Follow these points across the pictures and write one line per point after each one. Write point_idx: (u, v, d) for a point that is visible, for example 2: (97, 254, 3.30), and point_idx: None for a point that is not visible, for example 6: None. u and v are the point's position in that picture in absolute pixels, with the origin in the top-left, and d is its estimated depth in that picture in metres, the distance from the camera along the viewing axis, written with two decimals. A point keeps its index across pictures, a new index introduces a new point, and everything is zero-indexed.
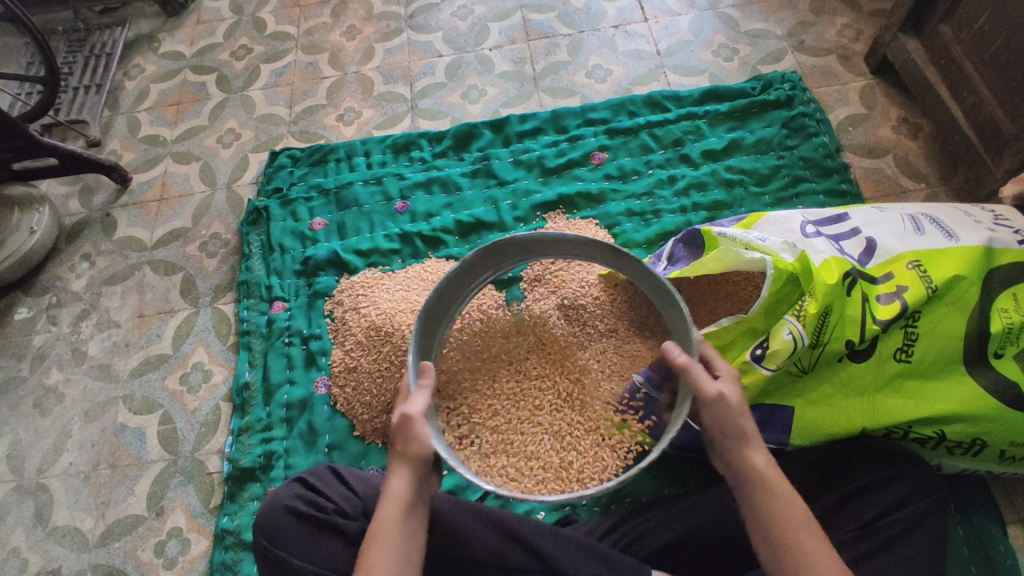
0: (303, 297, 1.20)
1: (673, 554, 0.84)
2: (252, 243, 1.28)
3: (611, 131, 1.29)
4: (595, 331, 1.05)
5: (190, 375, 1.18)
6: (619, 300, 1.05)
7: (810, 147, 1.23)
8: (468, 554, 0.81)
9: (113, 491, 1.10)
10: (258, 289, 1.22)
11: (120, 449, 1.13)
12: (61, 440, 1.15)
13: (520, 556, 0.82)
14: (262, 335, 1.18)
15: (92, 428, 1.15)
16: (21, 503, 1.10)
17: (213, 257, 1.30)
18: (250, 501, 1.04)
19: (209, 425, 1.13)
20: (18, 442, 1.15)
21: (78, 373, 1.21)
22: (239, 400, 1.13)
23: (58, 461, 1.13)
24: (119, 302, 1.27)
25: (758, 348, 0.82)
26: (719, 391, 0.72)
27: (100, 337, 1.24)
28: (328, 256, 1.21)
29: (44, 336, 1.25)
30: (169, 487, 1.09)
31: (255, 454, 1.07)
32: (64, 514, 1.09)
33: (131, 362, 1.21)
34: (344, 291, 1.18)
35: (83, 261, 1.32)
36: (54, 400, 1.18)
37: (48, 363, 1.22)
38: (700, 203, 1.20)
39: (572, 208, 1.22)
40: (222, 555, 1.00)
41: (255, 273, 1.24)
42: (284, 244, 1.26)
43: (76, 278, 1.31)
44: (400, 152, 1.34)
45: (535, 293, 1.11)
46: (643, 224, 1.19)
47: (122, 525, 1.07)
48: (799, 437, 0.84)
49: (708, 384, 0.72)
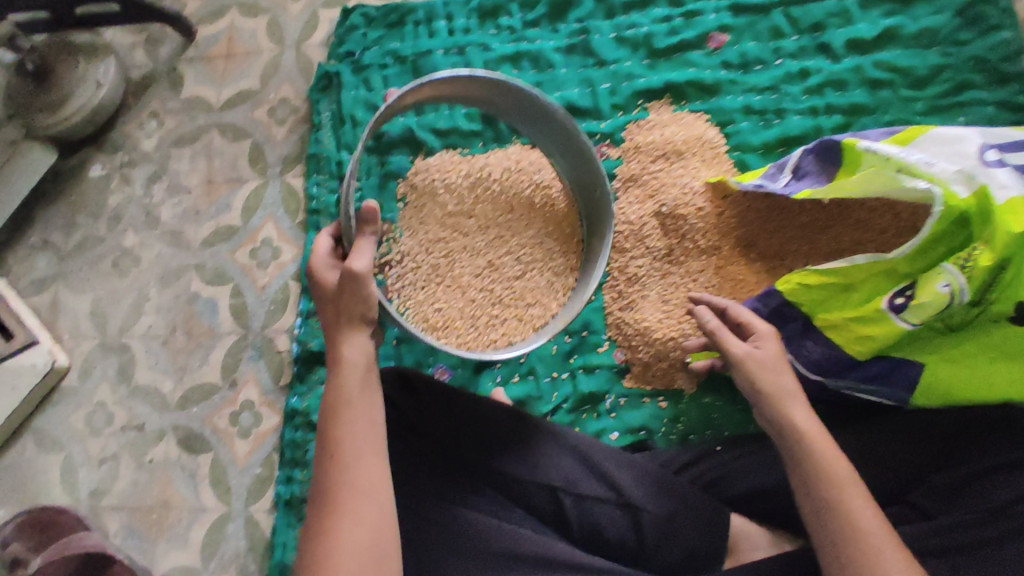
0: (374, 177, 1.12)
1: (754, 503, 0.84)
2: (322, 114, 1.18)
3: (737, 7, 1.08)
4: (694, 246, 0.96)
5: (259, 251, 1.15)
6: (726, 215, 0.95)
7: (986, 45, 1.01)
8: (526, 466, 0.83)
9: (190, 357, 1.12)
10: (328, 165, 1.15)
11: (194, 317, 1.14)
12: (138, 302, 1.16)
13: (593, 484, 0.81)
14: (331, 215, 1.13)
15: (167, 294, 1.16)
16: (105, 360, 1.14)
17: (282, 126, 1.21)
18: (319, 384, 1.05)
19: (278, 304, 1.12)
20: (99, 300, 1.17)
21: (152, 237, 1.19)
22: (308, 281, 1.10)
23: (137, 323, 1.15)
24: (188, 166, 1.22)
25: (900, 296, 0.74)
26: (745, 353, 0.77)
27: (171, 203, 1.20)
28: (402, 133, 1.12)
29: (118, 197, 1.22)
30: (241, 361, 1.10)
31: (323, 339, 1.06)
32: (145, 374, 1.12)
33: (201, 232, 1.18)
34: (418, 173, 1.09)
35: (152, 120, 1.26)
36: (131, 262, 1.18)
37: (123, 225, 1.20)
38: (835, 105, 1.02)
39: (680, 98, 1.06)
40: (293, 432, 1.04)
41: (325, 146, 1.16)
42: (356, 116, 1.16)
43: (146, 137, 1.25)
44: (486, 17, 1.17)
45: (630, 196, 1.01)
46: (763, 125, 1.03)
47: (199, 392, 1.10)
48: (923, 397, 0.78)
49: (735, 346, 0.78)
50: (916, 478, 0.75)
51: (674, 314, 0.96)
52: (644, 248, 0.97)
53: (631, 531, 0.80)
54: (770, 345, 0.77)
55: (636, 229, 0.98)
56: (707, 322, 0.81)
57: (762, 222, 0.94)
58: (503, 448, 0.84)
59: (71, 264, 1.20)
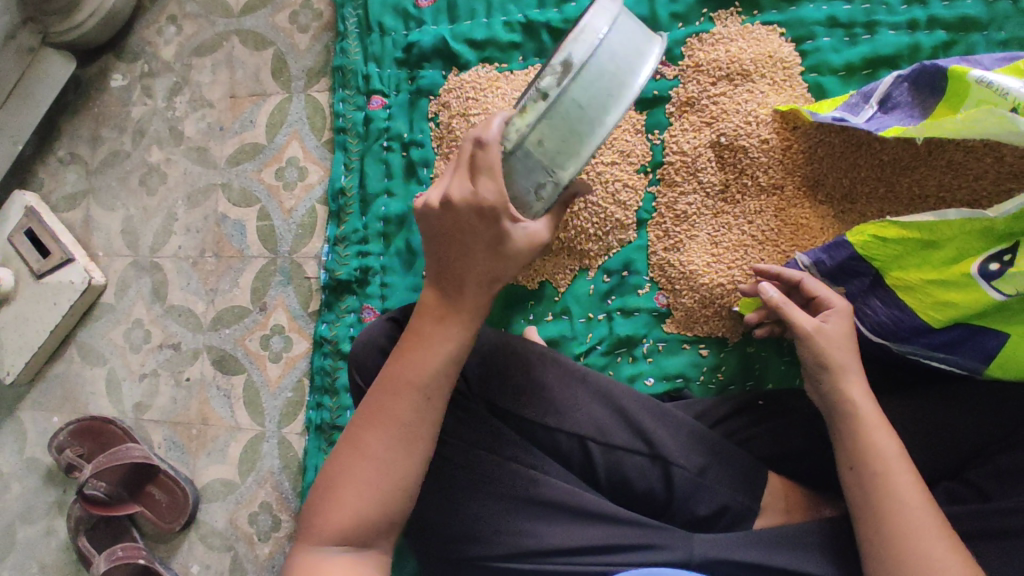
0: (404, 94, 1.04)
1: (789, 464, 0.81)
2: (347, 20, 1.08)
3: None
4: (754, 183, 0.87)
5: (285, 171, 1.10)
6: (794, 149, 0.85)
7: None
8: (556, 409, 0.77)
9: (220, 280, 1.11)
10: (354, 78, 1.06)
11: (222, 239, 1.11)
12: (167, 222, 1.14)
13: (625, 434, 0.77)
14: (358, 135, 1.05)
15: (195, 214, 1.13)
16: (139, 279, 1.14)
17: (304, 33, 1.12)
18: (347, 313, 1.02)
19: (305, 228, 1.08)
20: (130, 219, 1.16)
21: (177, 154, 1.15)
22: (334, 206, 1.05)
23: (167, 243, 1.14)
24: (210, 77, 1.15)
25: (995, 262, 0.67)
26: (816, 327, 0.71)
27: (194, 118, 1.15)
28: (434, 45, 1.02)
29: (141, 110, 1.17)
30: (270, 285, 1.09)
31: (351, 267, 1.02)
32: (178, 295, 1.12)
33: (226, 149, 1.13)
34: (451, 91, 1.00)
35: (170, 25, 1.18)
36: (158, 180, 1.15)
37: (148, 140, 1.16)
38: (938, 18, 0.87)
39: (751, 7, 0.92)
40: (322, 360, 1.03)
41: (351, 58, 1.07)
42: (384, 24, 1.06)
43: (165, 44, 1.18)
44: None
45: (684, 122, 0.91)
46: (847, 41, 0.89)
47: (231, 314, 1.10)
48: (999, 369, 0.71)
49: (803, 319, 0.72)
50: (976, 455, 0.70)
51: (724, 259, 0.87)
52: (696, 183, 0.89)
53: (662, 485, 0.77)
54: (840, 325, 0.71)
55: (688, 160, 0.89)
56: (768, 294, 0.75)
57: (829, 157, 0.83)
58: (530, 393, 0.78)
59: (100, 180, 1.17)
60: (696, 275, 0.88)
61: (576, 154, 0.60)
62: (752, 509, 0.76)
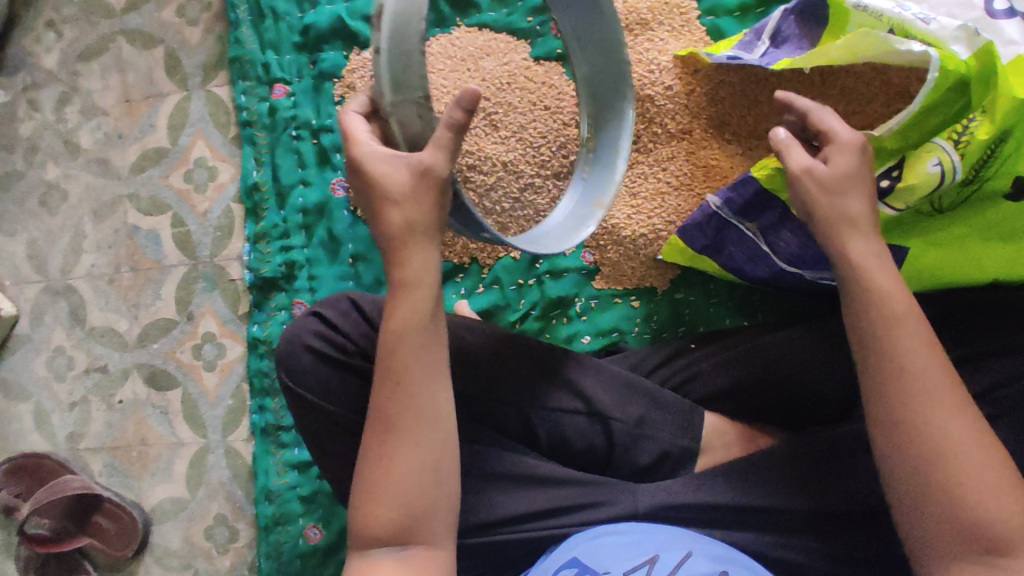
0: (307, 79, 1.00)
1: (729, 399, 0.82)
2: (238, 8, 1.03)
3: None
4: (663, 131, 0.88)
5: (194, 173, 1.05)
6: (695, 92, 0.86)
7: None
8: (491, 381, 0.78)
9: (141, 294, 1.06)
10: (253, 68, 1.02)
11: (137, 252, 1.06)
12: (76, 241, 1.08)
13: (563, 396, 0.78)
14: (265, 126, 1.01)
15: (105, 229, 1.08)
16: (54, 304, 1.08)
17: (194, 27, 1.07)
18: (278, 311, 0.99)
19: (224, 230, 1.04)
20: (35, 242, 1.09)
21: (76, 168, 1.09)
22: (250, 203, 1.01)
23: (79, 263, 1.08)
24: (100, 83, 1.09)
25: (888, 178, 0.69)
26: (803, 167, 0.66)
27: (89, 128, 1.09)
28: (331, 25, 0.99)
29: (30, 125, 1.10)
30: (195, 293, 1.04)
31: (276, 263, 0.99)
32: (98, 315, 1.07)
33: (128, 157, 1.07)
34: (356, 73, 0.98)
35: (50, 32, 1.11)
36: (60, 197, 1.09)
37: (42, 157, 1.10)
38: None
39: None
40: (259, 362, 1.00)
41: (247, 47, 1.02)
42: (276, 8, 1.01)
43: (47, 53, 1.10)
44: None
45: None
46: None
47: (157, 328, 1.05)
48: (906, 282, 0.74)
49: (793, 160, 0.67)
50: None
51: (644, 209, 0.88)
52: None
53: (603, 439, 0.78)
54: (842, 162, 0.66)
55: None
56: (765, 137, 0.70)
57: (730, 98, 0.85)
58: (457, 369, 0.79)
59: None
60: (617, 229, 0.88)
61: (413, 71, 0.57)
62: (690, 449, 0.79)
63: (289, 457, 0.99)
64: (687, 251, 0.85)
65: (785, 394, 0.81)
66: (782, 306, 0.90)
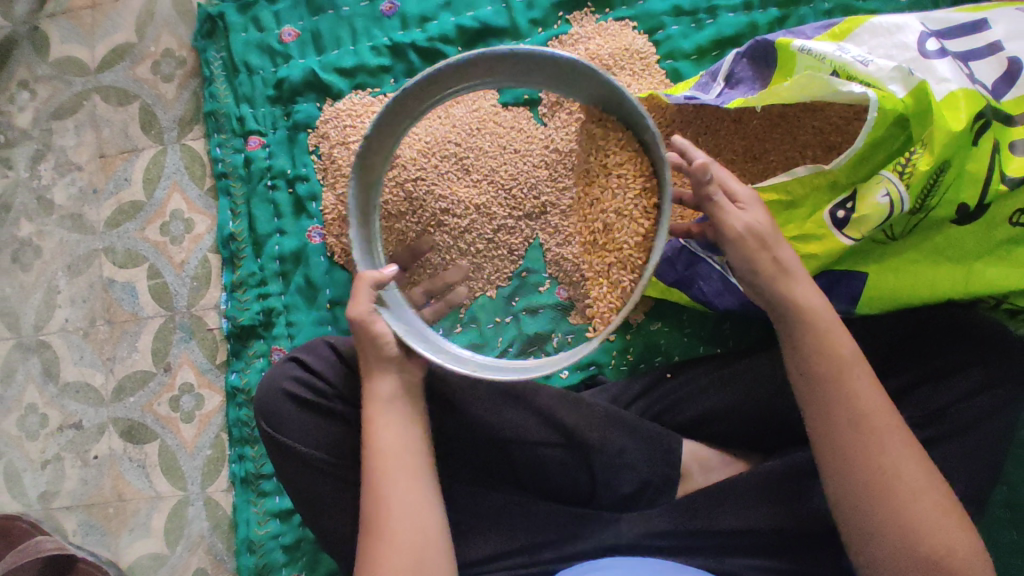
0: (282, 130, 1.03)
1: (709, 426, 0.83)
2: (213, 64, 1.06)
3: None
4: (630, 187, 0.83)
5: (170, 226, 1.06)
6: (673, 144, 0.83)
7: None
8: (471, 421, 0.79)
9: (117, 347, 1.05)
10: (228, 121, 1.04)
11: (113, 305, 1.06)
12: (50, 296, 1.07)
13: (543, 431, 0.79)
14: (240, 178, 1.03)
15: (79, 283, 1.07)
16: (26, 361, 1.06)
17: (169, 82, 1.09)
18: (257, 358, 1.00)
19: (201, 280, 1.05)
20: (7, 299, 1.08)
21: (50, 224, 1.08)
22: (227, 253, 1.02)
23: (52, 318, 1.07)
24: (75, 139, 1.10)
25: (842, 209, 0.72)
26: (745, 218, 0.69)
27: (64, 183, 1.09)
28: (305, 78, 1.02)
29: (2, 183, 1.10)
30: (172, 343, 1.04)
31: (253, 311, 1.00)
32: (72, 370, 1.05)
33: (103, 212, 1.08)
34: (328, 122, 1.00)
35: (22, 90, 1.11)
36: (32, 254, 1.08)
37: (15, 214, 1.09)
38: None
39: (603, 5, 0.97)
40: (237, 412, 0.99)
41: (222, 101, 1.05)
42: (250, 62, 1.04)
43: (19, 111, 1.11)
44: None
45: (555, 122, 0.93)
46: (693, 27, 0.95)
47: (133, 381, 1.04)
48: (867, 305, 0.77)
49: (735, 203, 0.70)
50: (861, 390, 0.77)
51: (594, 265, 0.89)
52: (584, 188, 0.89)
53: (585, 473, 0.79)
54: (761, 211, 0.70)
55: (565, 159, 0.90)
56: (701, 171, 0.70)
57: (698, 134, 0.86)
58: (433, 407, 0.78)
59: None
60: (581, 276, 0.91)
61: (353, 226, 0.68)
62: (671, 478, 0.79)
63: (271, 506, 0.97)
64: (659, 284, 0.89)
65: (762, 418, 0.82)
66: (753, 332, 0.92)
